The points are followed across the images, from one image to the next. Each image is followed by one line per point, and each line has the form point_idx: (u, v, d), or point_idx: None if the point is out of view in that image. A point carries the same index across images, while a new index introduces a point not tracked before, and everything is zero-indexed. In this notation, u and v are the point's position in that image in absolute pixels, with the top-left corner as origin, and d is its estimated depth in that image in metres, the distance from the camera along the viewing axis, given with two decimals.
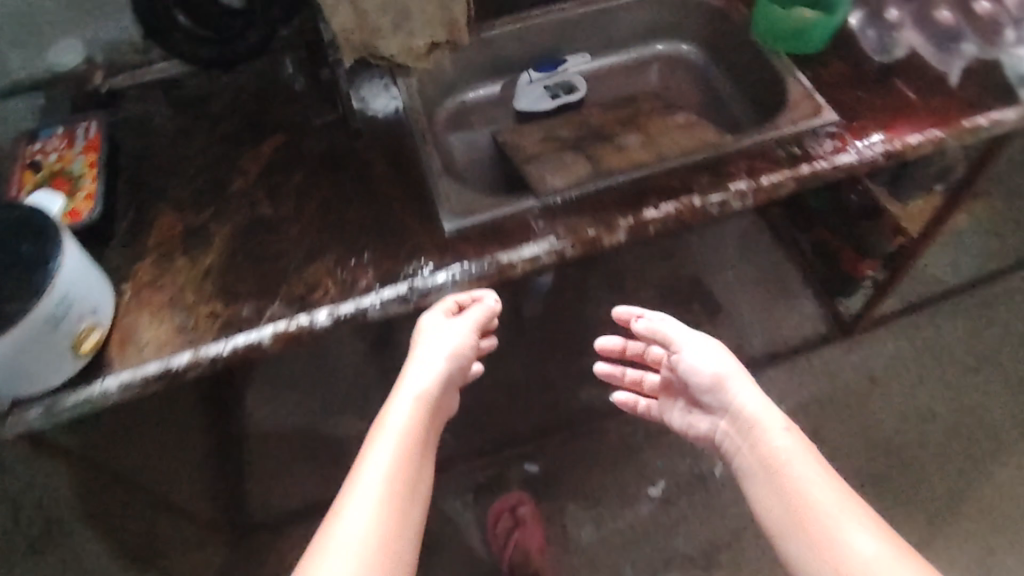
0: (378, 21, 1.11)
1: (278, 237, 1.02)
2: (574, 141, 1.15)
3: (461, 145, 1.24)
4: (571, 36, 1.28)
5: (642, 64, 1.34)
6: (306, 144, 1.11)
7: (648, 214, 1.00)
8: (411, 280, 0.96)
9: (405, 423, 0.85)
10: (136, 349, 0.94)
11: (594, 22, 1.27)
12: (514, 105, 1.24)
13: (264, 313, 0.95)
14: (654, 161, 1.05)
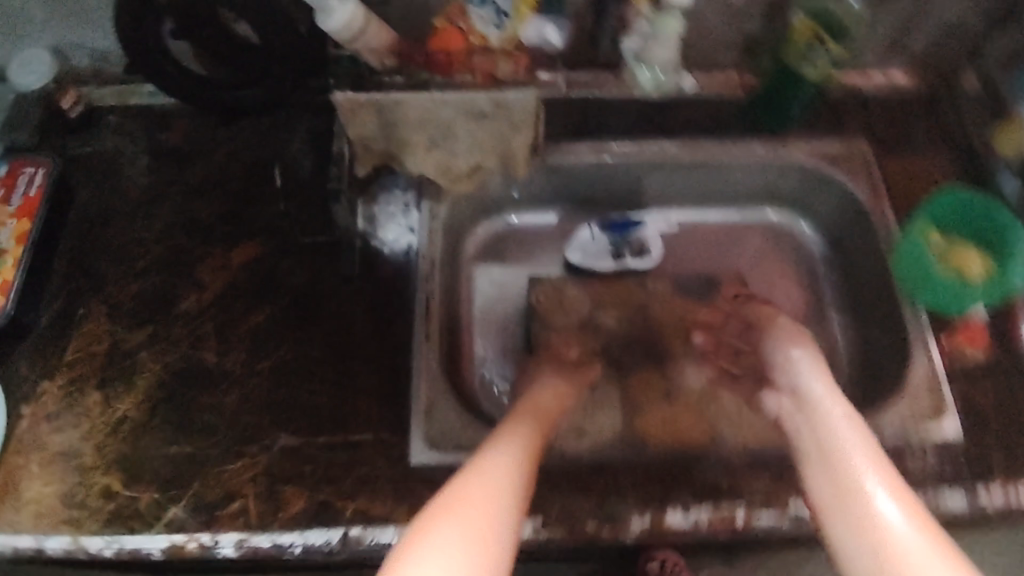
0: (408, 139, 0.85)
1: (215, 404, 0.82)
2: (618, 352, 0.90)
3: (487, 289, 0.96)
4: (669, 181, 0.99)
5: (748, 230, 1.03)
6: (285, 270, 0.88)
7: (671, 517, 0.74)
8: (347, 529, 0.76)
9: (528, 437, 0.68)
10: (13, 506, 0.77)
11: (701, 171, 0.97)
12: (566, 255, 0.97)
13: (168, 513, 0.77)
14: (704, 434, 0.80)
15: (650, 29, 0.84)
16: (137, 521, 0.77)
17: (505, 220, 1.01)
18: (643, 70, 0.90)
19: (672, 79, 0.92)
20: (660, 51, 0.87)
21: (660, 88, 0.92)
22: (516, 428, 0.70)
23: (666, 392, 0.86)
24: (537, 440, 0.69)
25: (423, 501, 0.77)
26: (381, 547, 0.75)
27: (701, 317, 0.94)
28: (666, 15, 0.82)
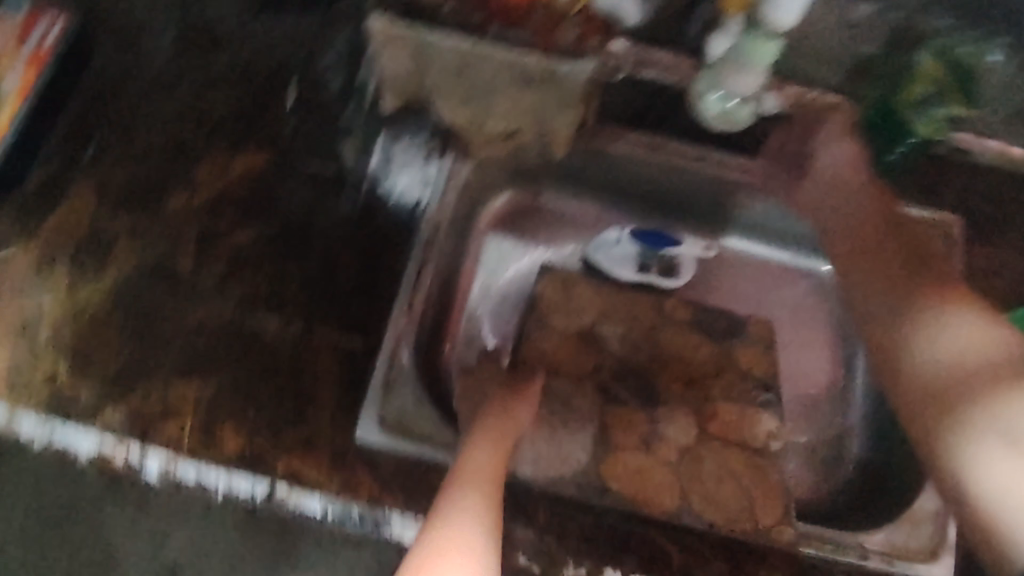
0: (443, 86, 0.78)
1: (179, 313, 0.77)
2: (609, 376, 0.83)
3: (496, 263, 0.93)
4: (710, 196, 0.91)
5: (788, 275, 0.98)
6: (285, 192, 0.82)
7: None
8: (275, 486, 0.72)
9: (479, 469, 0.65)
10: None
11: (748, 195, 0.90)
12: (585, 250, 0.94)
13: (103, 416, 0.73)
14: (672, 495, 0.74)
15: (735, 47, 0.77)
16: (74, 415, 0.73)
17: (534, 194, 0.95)
18: (714, 89, 0.79)
19: (742, 111, 0.81)
20: (738, 73, 0.77)
21: (725, 116, 0.81)
22: (470, 464, 0.66)
23: (647, 439, 0.79)
24: (496, 479, 0.65)
25: (361, 477, 0.73)
26: (301, 514, 0.72)
27: (710, 361, 0.86)
28: (760, 36, 0.76)
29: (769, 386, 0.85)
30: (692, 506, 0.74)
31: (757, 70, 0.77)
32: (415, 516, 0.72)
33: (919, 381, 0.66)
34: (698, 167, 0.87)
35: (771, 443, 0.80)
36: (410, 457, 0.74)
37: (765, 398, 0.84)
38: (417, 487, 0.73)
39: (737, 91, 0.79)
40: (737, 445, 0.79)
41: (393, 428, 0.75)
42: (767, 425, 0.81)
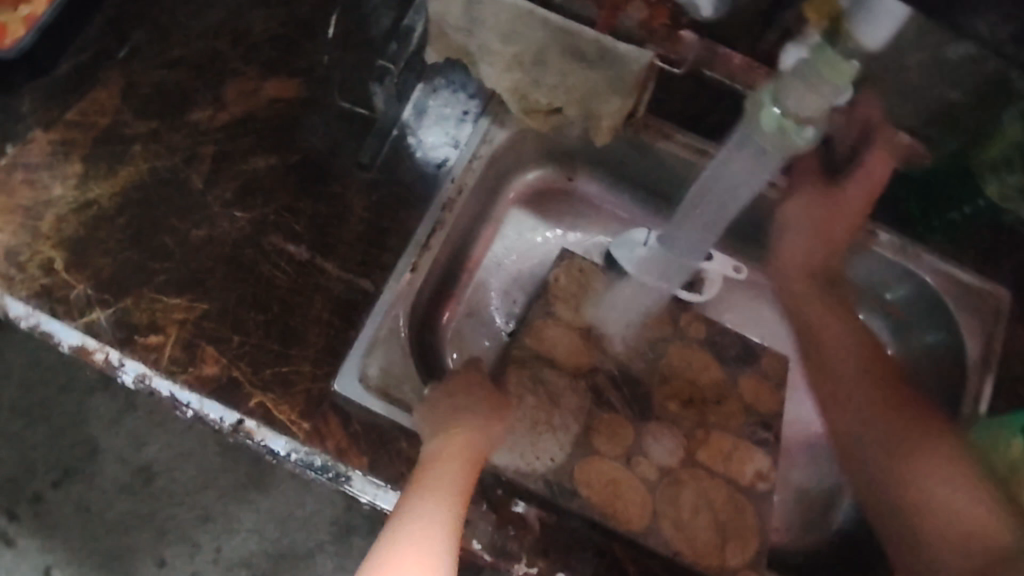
0: (492, 45, 0.74)
1: (182, 224, 0.77)
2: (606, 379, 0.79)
3: (513, 240, 0.90)
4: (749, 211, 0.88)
5: (818, 316, 0.95)
6: (310, 123, 0.81)
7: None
8: (244, 419, 0.70)
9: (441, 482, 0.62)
10: None
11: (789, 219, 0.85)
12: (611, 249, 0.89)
13: (89, 314, 0.72)
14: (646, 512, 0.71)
15: (805, 59, 0.57)
16: (61, 308, 0.72)
17: (569, 177, 0.91)
18: (769, 102, 0.61)
19: (798, 136, 0.61)
20: (800, 91, 0.57)
21: (778, 136, 0.62)
22: (429, 484, 0.62)
23: (629, 452, 0.73)
24: (457, 500, 0.61)
25: (332, 427, 0.70)
26: (267, 452, 0.70)
27: (713, 385, 0.80)
28: (838, 53, 0.55)
29: (769, 424, 0.78)
30: (661, 531, 0.70)
31: (826, 91, 0.56)
32: (379, 480, 0.69)
33: (908, 500, 0.66)
34: (734, 169, 0.72)
35: (759, 483, 0.74)
36: (386, 420, 0.71)
37: (762, 435, 0.77)
38: (385, 451, 0.70)
39: (795, 112, 0.59)
40: (724, 479, 0.74)
41: (373, 388, 0.72)
42: (757, 464, 0.75)
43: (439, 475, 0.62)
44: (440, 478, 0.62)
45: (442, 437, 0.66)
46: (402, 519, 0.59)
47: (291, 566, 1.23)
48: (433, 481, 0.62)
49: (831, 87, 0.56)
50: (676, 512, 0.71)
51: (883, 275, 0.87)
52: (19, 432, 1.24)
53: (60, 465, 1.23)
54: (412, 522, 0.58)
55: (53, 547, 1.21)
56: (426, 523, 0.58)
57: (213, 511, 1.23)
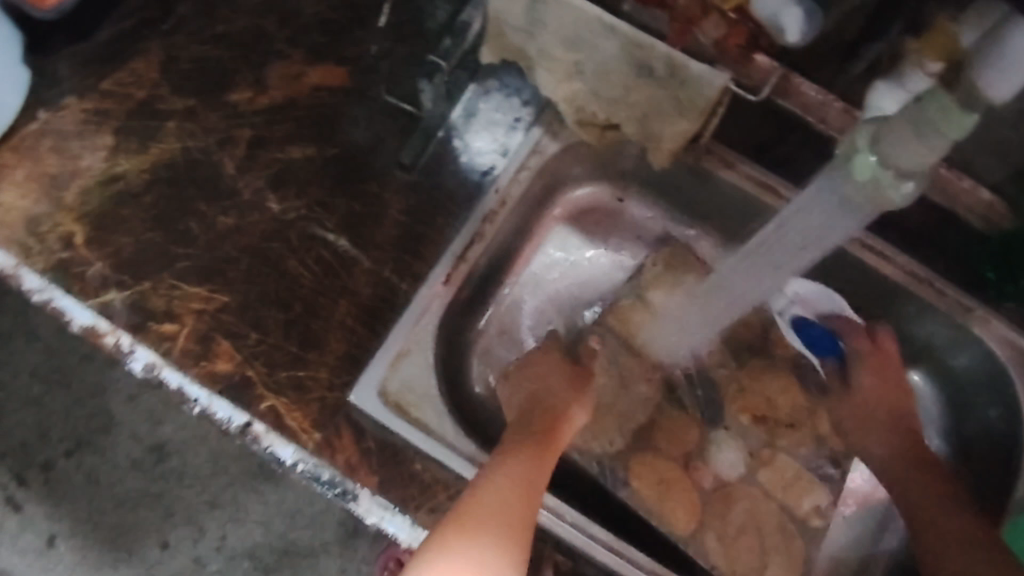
0: (553, 52, 0.69)
1: (209, 210, 0.73)
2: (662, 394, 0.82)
3: (553, 259, 0.86)
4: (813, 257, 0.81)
5: None
6: (352, 117, 0.77)
7: None
8: (253, 422, 0.65)
9: (518, 448, 0.63)
10: None
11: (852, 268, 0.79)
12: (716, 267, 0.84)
13: (104, 293, 0.69)
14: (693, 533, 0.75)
15: (915, 103, 0.50)
16: (76, 286, 0.69)
17: (618, 197, 0.86)
18: (865, 149, 0.54)
19: (894, 190, 0.54)
20: (905, 139, 0.50)
21: (870, 187, 0.55)
22: (495, 489, 0.58)
23: (688, 456, 0.80)
24: (522, 508, 0.57)
25: (343, 439, 0.66)
26: (272, 459, 0.65)
27: (790, 407, 0.81)
28: (954, 102, 0.47)
29: (837, 461, 0.80)
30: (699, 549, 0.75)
31: (935, 142, 0.49)
32: (388, 502, 0.64)
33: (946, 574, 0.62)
34: (815, 210, 0.62)
35: (813, 518, 0.78)
36: (399, 438, 0.66)
37: (827, 470, 0.80)
38: (397, 471, 0.65)
39: (895, 163, 0.52)
40: (769, 506, 0.78)
41: (389, 402, 0.68)
42: (816, 499, 0.79)
43: (504, 483, 0.58)
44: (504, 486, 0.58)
45: (506, 448, 0.63)
46: (468, 523, 0.55)
47: (294, 565, 1.16)
48: (499, 487, 0.58)
49: (942, 138, 0.49)
50: (718, 529, 0.76)
51: (949, 335, 0.78)
52: (37, 397, 1.17)
53: (73, 434, 1.17)
54: (477, 531, 0.54)
55: (60, 516, 1.16)
56: (491, 534, 0.54)
57: (221, 498, 1.17)
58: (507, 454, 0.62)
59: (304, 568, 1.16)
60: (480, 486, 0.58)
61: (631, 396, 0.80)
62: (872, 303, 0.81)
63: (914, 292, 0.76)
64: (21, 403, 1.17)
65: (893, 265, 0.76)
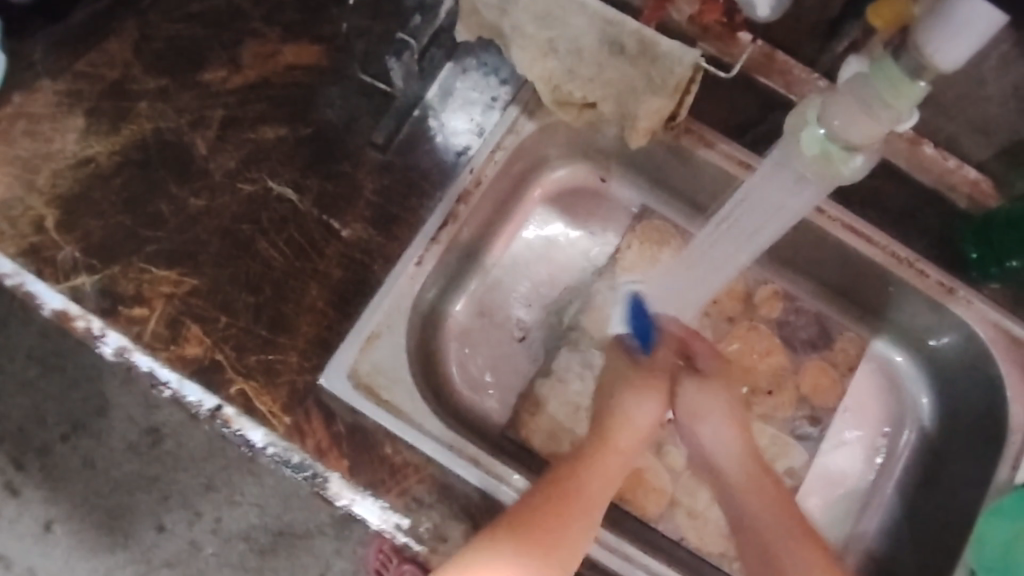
0: (525, 27, 0.67)
1: (181, 193, 0.72)
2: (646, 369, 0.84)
3: (536, 242, 0.84)
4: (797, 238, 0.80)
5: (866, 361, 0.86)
6: (327, 97, 0.76)
7: None
8: (222, 406, 0.65)
9: (598, 446, 0.73)
10: None
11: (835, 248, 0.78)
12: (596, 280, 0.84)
13: (76, 278, 0.68)
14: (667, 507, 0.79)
15: (859, 80, 0.54)
16: (47, 270, 0.68)
17: (601, 177, 0.85)
18: (813, 122, 0.58)
19: (844, 164, 0.59)
20: (853, 113, 0.55)
21: (822, 163, 0.60)
22: (549, 521, 0.64)
23: (662, 441, 0.82)
24: (567, 548, 0.63)
25: (315, 424, 0.65)
26: (243, 443, 0.65)
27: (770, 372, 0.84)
28: (900, 69, 0.51)
29: (817, 419, 0.83)
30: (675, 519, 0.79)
31: (884, 114, 0.53)
32: (358, 485, 0.64)
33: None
34: (773, 187, 0.69)
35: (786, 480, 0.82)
36: (370, 420, 0.66)
37: (806, 431, 0.83)
38: (367, 455, 0.65)
39: (842, 136, 0.57)
40: None
41: (360, 385, 0.67)
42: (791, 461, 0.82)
43: (558, 516, 0.64)
44: (553, 520, 0.64)
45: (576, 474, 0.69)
46: (515, 547, 0.62)
47: (289, 547, 1.17)
48: (551, 520, 0.64)
49: (891, 110, 0.53)
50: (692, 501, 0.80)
51: (933, 314, 0.78)
52: (32, 380, 1.17)
53: (69, 417, 1.17)
54: (518, 551, 0.62)
55: (56, 501, 1.17)
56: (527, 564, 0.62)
57: (216, 480, 1.17)
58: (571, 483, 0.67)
59: (299, 549, 1.17)
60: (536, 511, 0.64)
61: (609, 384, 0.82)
62: (854, 283, 0.81)
63: (895, 272, 0.76)
64: (16, 386, 1.17)
65: (876, 247, 0.75)
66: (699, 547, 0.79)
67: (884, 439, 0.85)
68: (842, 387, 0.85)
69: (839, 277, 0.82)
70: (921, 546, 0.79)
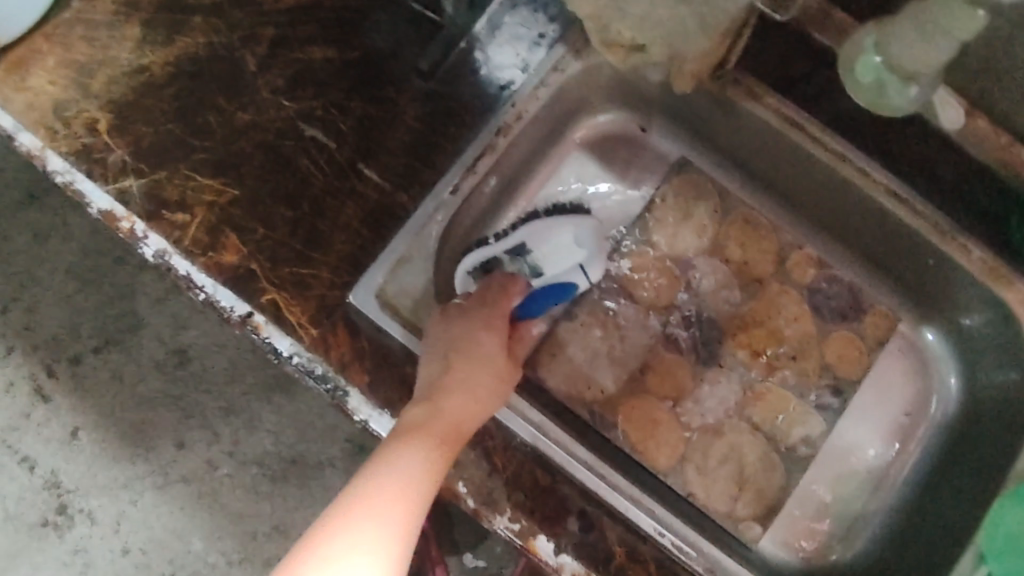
0: None
1: (230, 105, 0.73)
2: (673, 324, 0.84)
3: (568, 255, 0.76)
4: (826, 199, 0.81)
5: (891, 345, 0.86)
6: (377, 22, 0.76)
7: (563, 555, 0.65)
8: (253, 313, 0.67)
9: (466, 344, 0.66)
10: (14, 83, 0.71)
11: (868, 216, 0.79)
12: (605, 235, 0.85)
13: (124, 182, 0.70)
14: (679, 461, 0.80)
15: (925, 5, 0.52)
16: (97, 171, 0.70)
17: (642, 126, 0.87)
18: (871, 48, 0.58)
19: (897, 94, 0.58)
20: (910, 37, 0.54)
21: (873, 90, 0.59)
22: (398, 478, 0.55)
23: (680, 395, 0.82)
24: (425, 501, 0.56)
25: (341, 340, 0.67)
26: (269, 350, 0.67)
27: (796, 338, 0.84)
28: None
29: (837, 389, 0.84)
30: (684, 473, 0.79)
31: (941, 44, 0.52)
32: (376, 402, 0.66)
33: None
34: (818, 169, 0.78)
35: (800, 447, 0.82)
36: (393, 341, 0.68)
37: (824, 400, 0.83)
38: (390, 374, 0.67)
39: (896, 64, 0.57)
40: (759, 438, 0.82)
41: (386, 304, 0.69)
42: (807, 429, 0.82)
43: (408, 473, 0.56)
44: (414, 458, 0.56)
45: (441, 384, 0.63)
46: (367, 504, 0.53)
47: (300, 476, 1.19)
48: (402, 476, 0.56)
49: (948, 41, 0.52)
50: (703, 458, 0.80)
51: (954, 289, 0.78)
52: (70, 293, 1.21)
53: (101, 332, 1.21)
54: (369, 512, 0.53)
55: (84, 410, 1.20)
56: (385, 522, 0.53)
57: (236, 405, 1.20)
58: (420, 427, 0.59)
59: (311, 479, 1.19)
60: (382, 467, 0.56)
61: (631, 332, 0.83)
62: (881, 249, 0.82)
63: (935, 244, 0.76)
64: (54, 297, 1.21)
65: (917, 214, 0.75)
66: (705, 503, 0.79)
67: (906, 419, 0.84)
68: (866, 360, 0.84)
69: (871, 244, 0.82)
70: (927, 520, 0.79)
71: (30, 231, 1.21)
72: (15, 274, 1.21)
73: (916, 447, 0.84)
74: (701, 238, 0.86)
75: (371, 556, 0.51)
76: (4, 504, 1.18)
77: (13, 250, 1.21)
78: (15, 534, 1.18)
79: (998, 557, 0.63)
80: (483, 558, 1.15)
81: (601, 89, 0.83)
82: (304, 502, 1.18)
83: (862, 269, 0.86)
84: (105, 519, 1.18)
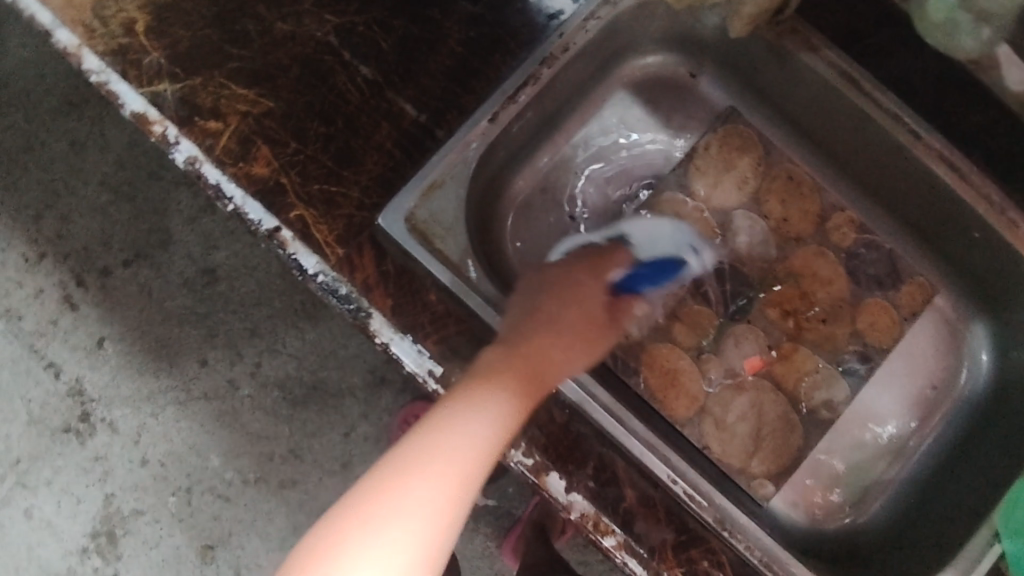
0: None
1: (270, 13, 0.71)
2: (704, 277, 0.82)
3: (668, 236, 0.77)
4: (878, 162, 0.78)
5: (925, 313, 0.83)
6: None
7: (572, 494, 0.64)
8: (282, 229, 0.66)
9: (556, 299, 0.61)
10: None
11: (919, 182, 0.75)
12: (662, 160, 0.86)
13: (158, 86, 0.68)
14: (697, 413, 0.79)
15: None
16: (131, 72, 0.69)
17: (691, 72, 0.85)
18: None
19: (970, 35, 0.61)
20: None
21: (944, 28, 0.62)
22: (463, 439, 0.50)
23: (702, 348, 0.81)
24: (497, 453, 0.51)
25: (365, 261, 0.66)
26: (295, 267, 0.66)
27: (827, 302, 0.82)
28: None
29: (866, 357, 0.82)
30: (700, 426, 0.79)
31: None
32: (399, 326, 0.65)
33: None
34: (874, 128, 0.74)
35: (822, 410, 0.81)
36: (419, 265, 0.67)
37: (852, 365, 0.82)
38: (412, 299, 0.66)
39: None
40: (781, 398, 0.81)
41: (414, 229, 0.68)
42: (831, 394, 0.81)
43: (474, 431, 0.50)
44: (496, 408, 0.52)
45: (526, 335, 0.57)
46: (425, 464, 0.48)
47: (320, 401, 1.20)
48: (467, 437, 0.50)
49: None
50: (722, 412, 0.79)
51: (1003, 270, 0.75)
52: (104, 206, 1.21)
53: (132, 246, 1.21)
54: (431, 467, 0.48)
55: (112, 321, 1.21)
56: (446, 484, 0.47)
57: (261, 328, 1.20)
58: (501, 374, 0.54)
59: (329, 406, 1.19)
60: (445, 424, 0.50)
61: None
62: (931, 220, 0.78)
63: (982, 215, 0.72)
64: (85, 206, 1.21)
65: (970, 185, 0.71)
66: (720, 458, 0.78)
67: (931, 394, 0.83)
68: (897, 330, 0.82)
69: (916, 213, 0.80)
70: (939, 494, 0.78)
71: (68, 140, 1.22)
72: (50, 182, 1.22)
73: (939, 421, 0.82)
74: (742, 192, 0.84)
75: (432, 507, 0.47)
76: (29, 408, 1.21)
77: (51, 156, 1.22)
78: (39, 437, 1.21)
79: (1013, 536, 0.62)
80: (493, 498, 1.16)
81: (653, 28, 0.80)
82: (321, 427, 1.19)
83: (903, 236, 0.83)
84: (127, 428, 1.21)
